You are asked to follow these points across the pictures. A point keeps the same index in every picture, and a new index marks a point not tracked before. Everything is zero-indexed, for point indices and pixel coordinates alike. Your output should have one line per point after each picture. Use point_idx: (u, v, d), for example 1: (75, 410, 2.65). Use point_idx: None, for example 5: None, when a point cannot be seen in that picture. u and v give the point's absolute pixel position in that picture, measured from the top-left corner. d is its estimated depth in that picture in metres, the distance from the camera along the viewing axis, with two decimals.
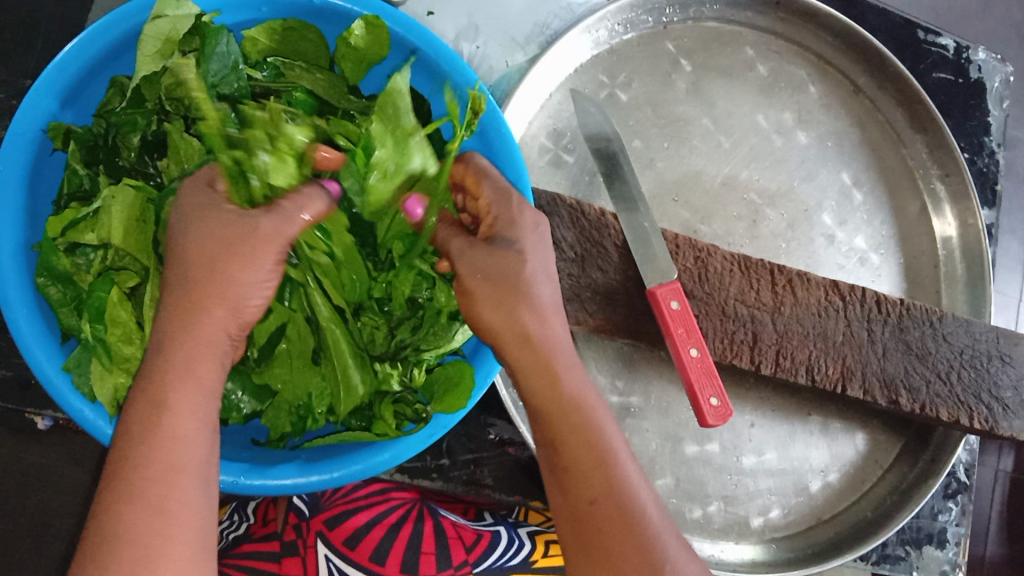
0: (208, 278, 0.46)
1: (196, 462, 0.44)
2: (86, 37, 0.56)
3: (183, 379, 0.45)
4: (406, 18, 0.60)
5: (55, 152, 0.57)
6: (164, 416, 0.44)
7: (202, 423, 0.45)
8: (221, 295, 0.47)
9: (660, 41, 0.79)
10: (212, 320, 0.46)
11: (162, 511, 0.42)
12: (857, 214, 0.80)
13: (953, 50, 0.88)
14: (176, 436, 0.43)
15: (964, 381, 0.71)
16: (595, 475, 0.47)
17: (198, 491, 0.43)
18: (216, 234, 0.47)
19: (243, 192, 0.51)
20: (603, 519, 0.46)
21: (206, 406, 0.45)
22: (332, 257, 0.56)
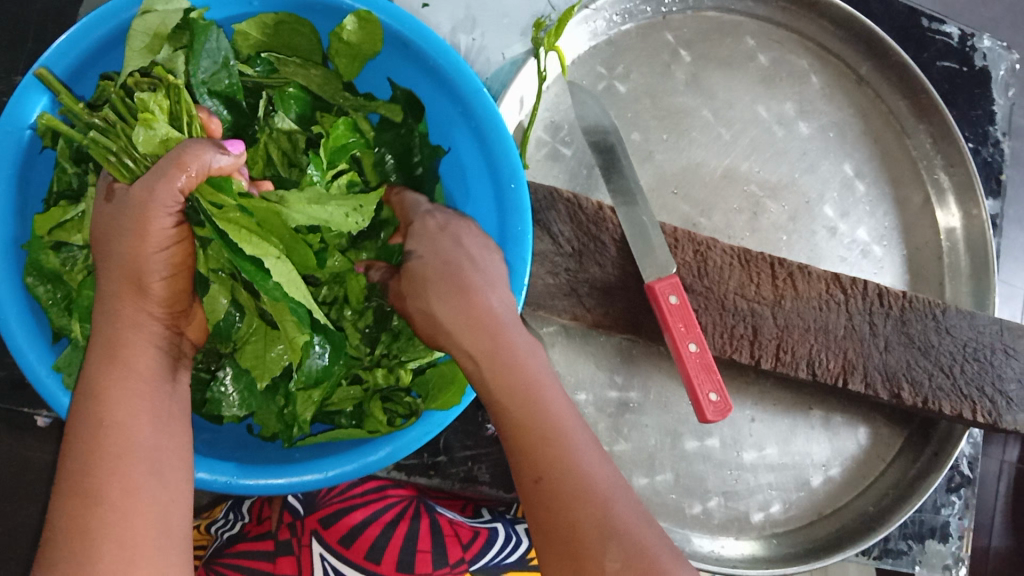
0: (133, 263, 0.46)
1: (145, 452, 0.44)
2: (77, 30, 0.55)
3: (112, 366, 0.45)
4: (401, 12, 0.58)
5: (45, 150, 0.56)
6: (101, 407, 0.44)
7: (145, 407, 0.45)
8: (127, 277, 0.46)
9: (659, 31, 0.77)
10: (126, 304, 0.46)
11: (102, 498, 0.42)
12: (859, 205, 0.79)
13: (957, 38, 0.87)
14: (117, 424, 0.44)
15: (967, 374, 0.70)
16: (540, 450, 0.47)
17: (152, 482, 0.44)
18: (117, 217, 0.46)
19: (126, 170, 0.52)
20: (553, 493, 0.45)
21: (149, 391, 0.46)
22: (245, 211, 0.49)
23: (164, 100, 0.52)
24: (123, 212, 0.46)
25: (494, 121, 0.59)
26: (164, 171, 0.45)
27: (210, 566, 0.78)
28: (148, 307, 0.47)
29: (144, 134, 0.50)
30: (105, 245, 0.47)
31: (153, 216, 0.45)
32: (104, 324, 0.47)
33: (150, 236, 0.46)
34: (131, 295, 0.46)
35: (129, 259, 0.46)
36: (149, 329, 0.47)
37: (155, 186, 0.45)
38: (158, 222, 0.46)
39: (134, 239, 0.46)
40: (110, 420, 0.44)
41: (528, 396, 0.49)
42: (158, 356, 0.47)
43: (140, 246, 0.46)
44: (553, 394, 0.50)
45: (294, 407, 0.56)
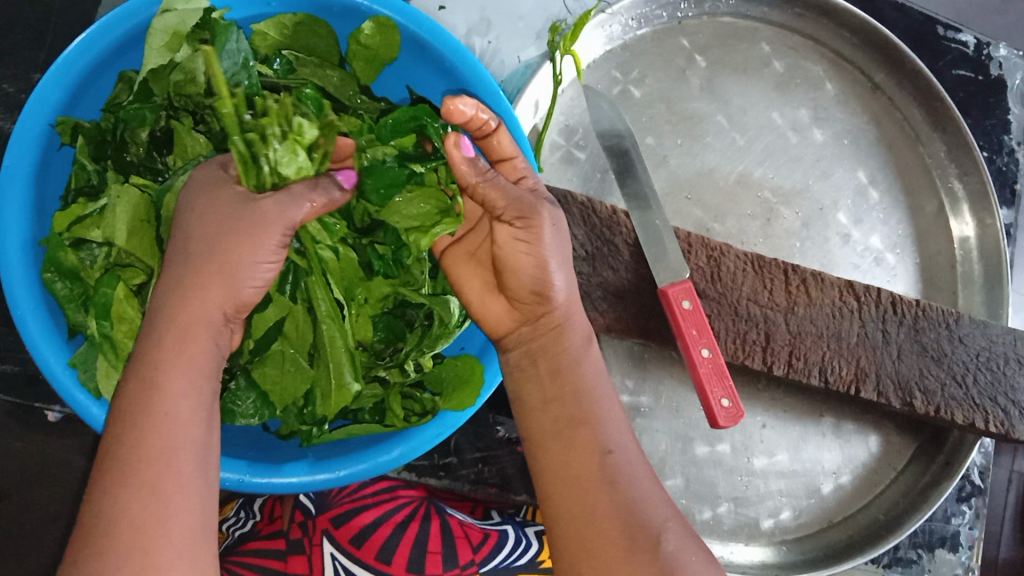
0: (229, 258, 0.45)
1: (194, 449, 0.43)
2: (98, 28, 0.55)
3: (175, 357, 0.44)
4: (420, 14, 0.59)
5: (63, 147, 0.57)
6: (157, 397, 0.43)
7: (197, 405, 0.44)
8: (218, 274, 0.45)
9: (674, 36, 0.77)
10: (209, 298, 0.45)
11: (156, 495, 0.41)
12: (873, 213, 0.79)
13: (973, 47, 0.87)
14: (173, 420, 0.43)
15: (980, 383, 0.70)
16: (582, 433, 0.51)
17: (200, 481, 0.43)
18: (220, 207, 0.46)
19: (253, 176, 0.48)
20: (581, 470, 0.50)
21: (201, 388, 0.44)
22: (336, 253, 0.56)
23: (316, 132, 0.52)
24: (238, 208, 0.45)
25: (512, 122, 0.60)
26: (294, 199, 0.47)
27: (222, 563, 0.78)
28: (227, 307, 0.46)
29: (289, 155, 0.50)
30: (198, 232, 0.45)
31: (271, 231, 0.46)
32: (180, 312, 0.45)
33: (257, 245, 0.45)
34: (218, 291, 0.45)
35: (223, 254, 0.45)
36: (217, 328, 0.46)
37: (286, 208, 0.47)
38: (271, 237, 0.46)
39: (244, 242, 0.45)
40: (167, 413, 0.43)
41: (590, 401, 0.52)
42: (217, 354, 0.46)
43: (248, 251, 0.45)
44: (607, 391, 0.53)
45: (313, 409, 0.56)
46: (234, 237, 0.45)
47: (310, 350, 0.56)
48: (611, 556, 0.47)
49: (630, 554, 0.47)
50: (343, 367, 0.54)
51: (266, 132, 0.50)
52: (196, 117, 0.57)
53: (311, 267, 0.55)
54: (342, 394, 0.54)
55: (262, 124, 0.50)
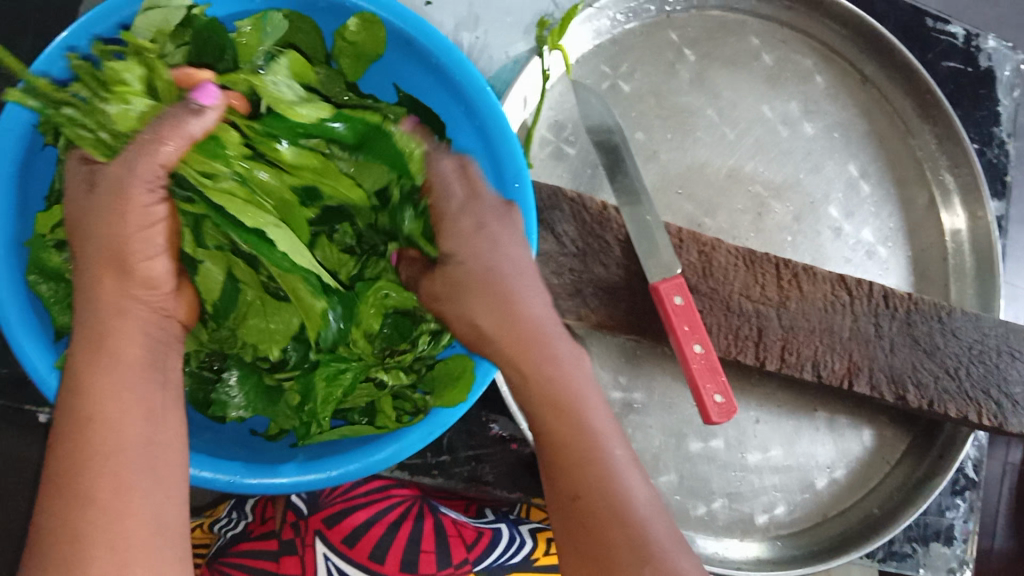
0: (116, 245, 0.45)
1: (137, 449, 0.42)
2: (78, 27, 0.54)
3: (100, 359, 0.43)
4: (403, 9, 0.59)
5: (46, 147, 0.56)
6: (85, 400, 0.42)
7: (135, 401, 0.43)
8: (112, 264, 0.45)
9: (664, 30, 0.77)
10: (109, 288, 0.45)
11: (89, 501, 0.40)
12: (864, 206, 0.78)
13: (963, 39, 0.87)
14: (105, 421, 0.42)
15: (973, 376, 0.70)
16: (561, 421, 0.49)
17: (147, 481, 0.42)
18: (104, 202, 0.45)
19: (103, 148, 0.49)
20: (569, 460, 0.48)
21: (139, 383, 0.44)
22: (239, 180, 0.50)
23: (139, 72, 0.50)
24: (104, 190, 0.45)
25: (498, 118, 0.59)
26: (148, 144, 0.46)
27: (213, 565, 0.78)
28: (134, 291, 0.46)
29: (119, 108, 0.48)
30: (82, 231, 0.46)
31: (133, 190, 0.45)
32: (91, 316, 0.45)
33: (130, 212, 0.45)
34: (110, 276, 0.45)
35: (112, 238, 0.45)
36: (139, 315, 0.46)
37: (134, 160, 0.45)
38: (140, 195, 0.45)
39: (116, 218, 0.45)
40: (96, 412, 0.42)
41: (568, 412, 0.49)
42: (149, 343, 0.46)
43: (123, 224, 0.45)
44: (597, 416, 0.50)
45: (313, 406, 0.54)
46: (107, 219, 0.45)
47: (268, 285, 0.54)
48: (610, 537, 0.45)
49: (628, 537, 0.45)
50: (299, 287, 0.51)
51: (88, 100, 0.49)
52: None
53: (206, 210, 0.50)
54: (313, 315, 0.52)
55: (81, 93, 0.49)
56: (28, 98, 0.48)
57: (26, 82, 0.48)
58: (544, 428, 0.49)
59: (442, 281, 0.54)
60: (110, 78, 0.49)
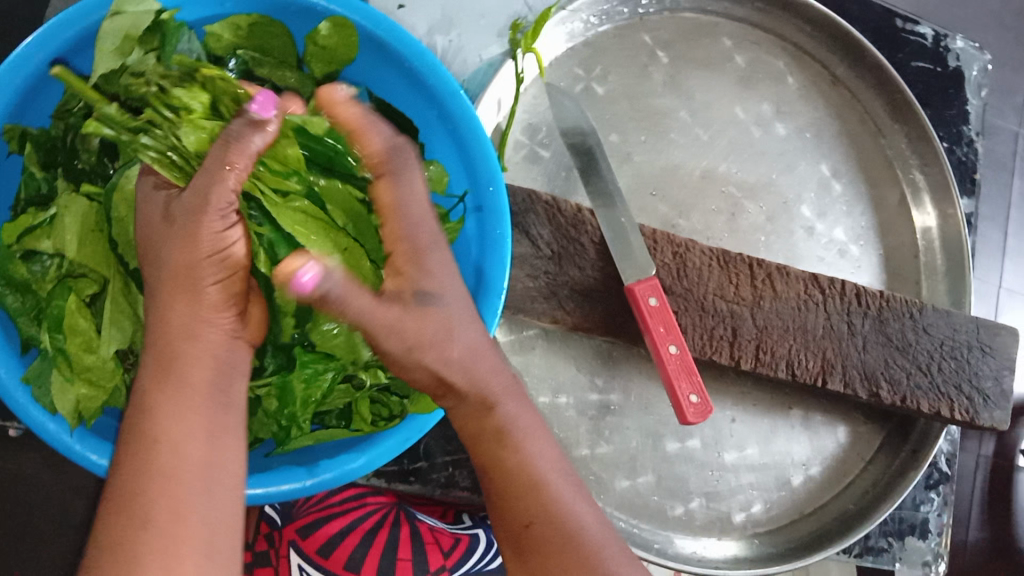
0: (183, 269, 0.45)
1: (195, 470, 0.43)
2: (42, 34, 0.53)
3: (167, 381, 0.44)
4: (375, 13, 0.58)
5: (11, 155, 0.55)
6: (149, 420, 0.43)
7: (198, 426, 0.44)
8: (177, 288, 0.45)
9: (637, 33, 0.77)
10: (177, 310, 0.45)
11: (147, 522, 0.41)
12: (836, 205, 0.79)
13: (931, 39, 0.88)
14: (171, 441, 0.43)
15: (944, 372, 0.71)
16: (497, 448, 0.53)
17: (206, 501, 0.42)
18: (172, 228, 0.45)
19: (175, 168, 0.51)
20: (508, 483, 0.52)
21: (201, 406, 0.44)
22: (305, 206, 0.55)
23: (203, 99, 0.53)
24: (177, 218, 0.45)
25: (470, 119, 0.59)
26: (210, 172, 0.45)
27: None
28: (203, 315, 0.45)
29: (192, 132, 0.51)
30: (158, 252, 0.46)
31: (206, 218, 0.44)
32: (161, 330, 0.45)
33: (200, 240, 0.45)
34: (185, 301, 0.45)
35: (177, 265, 0.45)
36: (207, 339, 0.46)
37: (208, 187, 0.44)
38: (211, 222, 0.45)
39: (185, 245, 0.44)
40: (166, 434, 0.43)
41: (504, 441, 0.52)
42: (215, 364, 0.46)
43: (189, 251, 0.45)
44: (535, 445, 0.53)
45: (292, 411, 0.55)
46: (178, 246, 0.45)
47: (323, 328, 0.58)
48: (545, 545, 0.50)
49: (565, 542, 0.50)
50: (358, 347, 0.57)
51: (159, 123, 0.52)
52: None
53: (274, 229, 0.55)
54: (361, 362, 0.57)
55: (150, 118, 0.53)
56: (104, 128, 0.52)
57: (100, 116, 0.52)
58: (485, 460, 0.53)
59: (415, 321, 0.50)
60: (180, 105, 0.52)
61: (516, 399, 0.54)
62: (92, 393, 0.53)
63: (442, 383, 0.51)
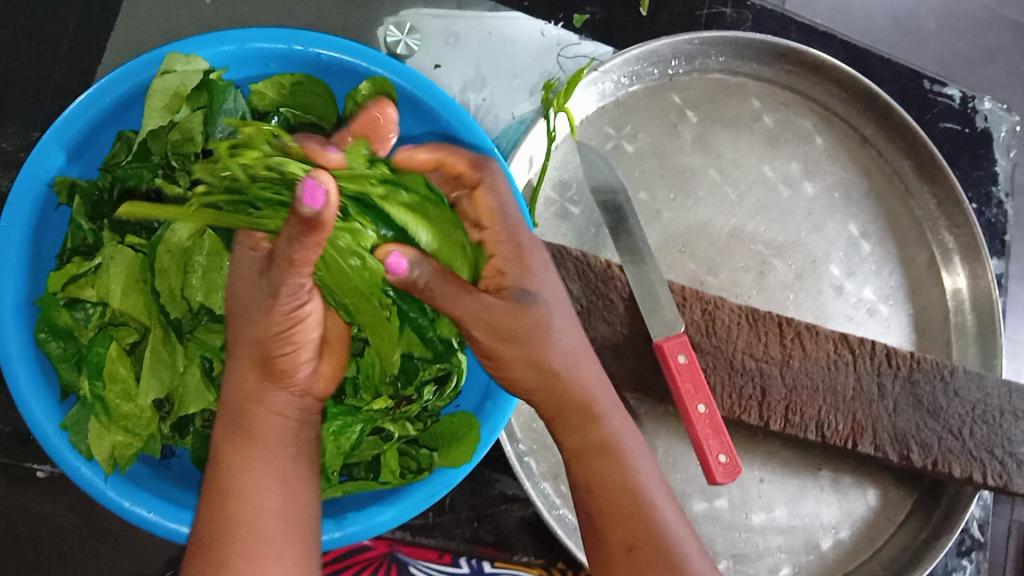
0: (256, 338, 0.49)
1: (267, 519, 0.47)
2: (91, 93, 0.56)
3: (238, 439, 0.50)
4: (415, 74, 0.60)
5: (60, 206, 0.57)
6: (224, 474, 0.48)
7: (269, 476, 0.49)
8: (249, 353, 0.50)
9: (666, 92, 0.79)
10: (250, 378, 0.50)
11: (221, 567, 0.45)
12: (865, 265, 0.79)
13: (959, 100, 0.88)
14: (241, 492, 0.48)
15: (976, 437, 0.70)
16: (605, 464, 0.53)
17: (277, 548, 0.47)
18: (247, 300, 0.49)
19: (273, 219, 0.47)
20: (605, 503, 0.52)
21: (275, 458, 0.49)
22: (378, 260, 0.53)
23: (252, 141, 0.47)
24: (249, 295, 0.49)
25: (505, 179, 0.60)
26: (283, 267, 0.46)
27: None
28: (273, 382, 0.51)
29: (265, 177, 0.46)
30: (234, 325, 0.50)
31: (279, 301, 0.48)
32: (234, 402, 0.51)
33: (274, 318, 0.49)
34: (256, 375, 0.50)
35: (253, 339, 0.49)
36: (273, 400, 0.51)
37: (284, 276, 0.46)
38: (284, 302, 0.48)
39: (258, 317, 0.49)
40: (237, 489, 0.48)
41: (611, 456, 0.53)
42: (284, 424, 0.51)
43: (263, 324, 0.49)
44: (640, 462, 0.54)
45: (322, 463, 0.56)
46: (253, 317, 0.49)
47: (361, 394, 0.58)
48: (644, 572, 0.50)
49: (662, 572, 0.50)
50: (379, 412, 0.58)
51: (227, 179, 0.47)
52: None
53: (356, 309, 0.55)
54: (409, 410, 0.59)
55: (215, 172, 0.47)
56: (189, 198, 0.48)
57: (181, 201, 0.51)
58: (584, 474, 0.53)
59: (513, 318, 0.51)
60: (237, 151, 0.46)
61: (621, 416, 0.54)
62: (128, 440, 0.54)
63: (549, 384, 0.52)
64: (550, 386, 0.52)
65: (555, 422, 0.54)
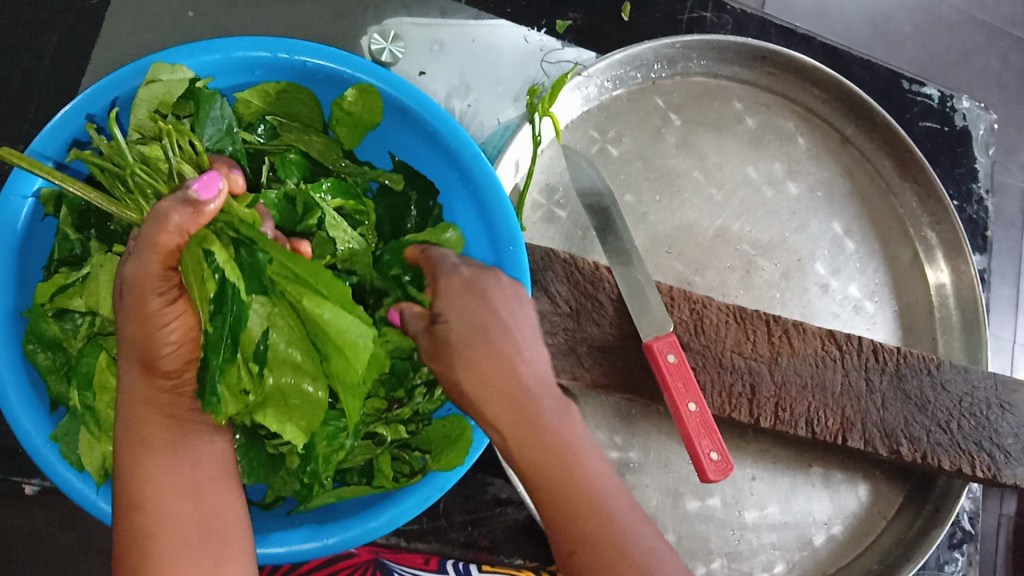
0: (136, 341, 0.46)
1: (186, 528, 0.45)
2: (78, 103, 0.56)
3: (136, 452, 0.46)
4: (399, 79, 0.60)
5: (47, 217, 0.57)
6: (134, 489, 0.45)
7: (177, 485, 0.46)
8: (132, 356, 0.47)
9: (649, 96, 0.79)
10: (138, 384, 0.47)
11: None
12: (850, 262, 0.80)
13: (937, 100, 0.90)
14: (151, 510, 0.45)
15: (964, 429, 0.70)
16: (564, 479, 0.46)
17: (201, 559, 0.45)
18: (123, 289, 0.46)
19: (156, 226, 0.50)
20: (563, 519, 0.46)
21: (179, 465, 0.47)
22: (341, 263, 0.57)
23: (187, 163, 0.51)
24: (123, 292, 0.46)
25: (491, 181, 0.61)
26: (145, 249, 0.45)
27: None
28: (162, 382, 0.47)
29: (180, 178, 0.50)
30: (117, 330, 0.47)
31: (152, 299, 0.46)
32: (127, 409, 0.47)
33: (153, 319, 0.46)
34: (142, 378, 0.47)
35: (138, 344, 0.46)
36: (165, 403, 0.47)
37: (146, 264, 0.45)
38: (156, 301, 0.46)
39: (139, 316, 0.46)
40: (151, 502, 0.45)
41: (569, 467, 0.47)
42: (177, 426, 0.48)
43: (146, 325, 0.46)
44: (601, 475, 0.47)
45: (314, 468, 0.54)
46: (132, 318, 0.46)
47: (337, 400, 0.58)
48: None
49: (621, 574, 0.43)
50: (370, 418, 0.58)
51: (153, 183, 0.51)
52: None
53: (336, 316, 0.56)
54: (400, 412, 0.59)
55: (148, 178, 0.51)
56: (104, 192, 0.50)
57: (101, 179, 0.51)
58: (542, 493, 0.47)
59: (465, 332, 0.51)
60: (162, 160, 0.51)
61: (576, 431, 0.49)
62: (119, 450, 0.53)
63: (505, 401, 0.48)
64: (512, 408, 0.48)
65: (519, 447, 0.48)
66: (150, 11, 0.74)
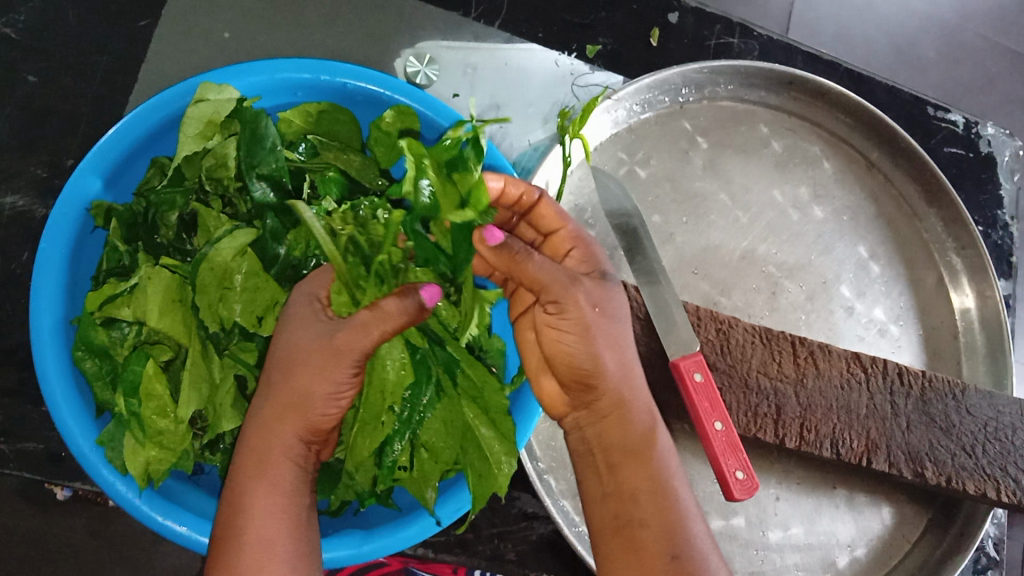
0: (303, 393, 0.49)
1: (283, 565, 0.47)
2: (133, 117, 0.58)
3: (261, 483, 0.49)
4: (436, 101, 0.63)
5: (97, 230, 0.59)
6: (245, 517, 0.48)
7: (286, 526, 0.49)
8: (292, 402, 0.49)
9: (677, 120, 0.81)
10: (286, 431, 0.49)
11: None
12: (875, 286, 0.81)
13: (962, 126, 0.91)
14: (262, 539, 0.47)
15: (989, 454, 0.71)
16: (643, 471, 0.52)
17: None
18: (302, 340, 0.49)
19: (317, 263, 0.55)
20: (638, 512, 0.51)
21: (290, 508, 0.49)
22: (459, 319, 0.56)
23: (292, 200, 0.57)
24: (308, 344, 0.49)
25: None
26: (367, 328, 0.49)
27: None
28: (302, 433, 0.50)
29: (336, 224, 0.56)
30: (284, 371, 0.49)
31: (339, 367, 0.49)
32: (261, 442, 0.50)
33: (328, 378, 0.49)
34: (295, 422, 0.50)
35: (301, 392, 0.49)
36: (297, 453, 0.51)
37: (359, 338, 0.48)
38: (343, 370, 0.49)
39: (322, 372, 0.49)
40: (258, 537, 0.47)
41: (645, 461, 0.52)
42: (299, 472, 0.51)
43: (318, 381, 0.49)
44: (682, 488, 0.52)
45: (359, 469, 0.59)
46: (310, 367, 0.49)
47: None
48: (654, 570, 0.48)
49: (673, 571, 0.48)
50: None
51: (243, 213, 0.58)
52: (225, 201, 0.60)
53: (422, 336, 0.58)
54: None
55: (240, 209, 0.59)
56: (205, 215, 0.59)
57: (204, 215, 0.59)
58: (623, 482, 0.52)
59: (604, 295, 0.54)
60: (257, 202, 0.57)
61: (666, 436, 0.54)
62: (161, 455, 0.55)
63: (623, 381, 0.53)
64: (621, 389, 0.53)
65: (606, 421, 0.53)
66: (194, 34, 0.77)
